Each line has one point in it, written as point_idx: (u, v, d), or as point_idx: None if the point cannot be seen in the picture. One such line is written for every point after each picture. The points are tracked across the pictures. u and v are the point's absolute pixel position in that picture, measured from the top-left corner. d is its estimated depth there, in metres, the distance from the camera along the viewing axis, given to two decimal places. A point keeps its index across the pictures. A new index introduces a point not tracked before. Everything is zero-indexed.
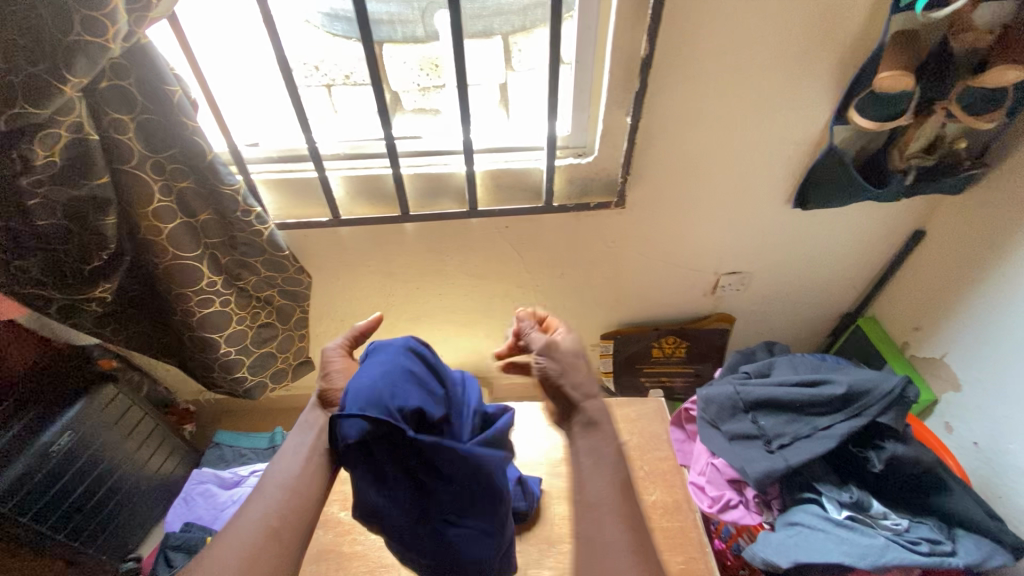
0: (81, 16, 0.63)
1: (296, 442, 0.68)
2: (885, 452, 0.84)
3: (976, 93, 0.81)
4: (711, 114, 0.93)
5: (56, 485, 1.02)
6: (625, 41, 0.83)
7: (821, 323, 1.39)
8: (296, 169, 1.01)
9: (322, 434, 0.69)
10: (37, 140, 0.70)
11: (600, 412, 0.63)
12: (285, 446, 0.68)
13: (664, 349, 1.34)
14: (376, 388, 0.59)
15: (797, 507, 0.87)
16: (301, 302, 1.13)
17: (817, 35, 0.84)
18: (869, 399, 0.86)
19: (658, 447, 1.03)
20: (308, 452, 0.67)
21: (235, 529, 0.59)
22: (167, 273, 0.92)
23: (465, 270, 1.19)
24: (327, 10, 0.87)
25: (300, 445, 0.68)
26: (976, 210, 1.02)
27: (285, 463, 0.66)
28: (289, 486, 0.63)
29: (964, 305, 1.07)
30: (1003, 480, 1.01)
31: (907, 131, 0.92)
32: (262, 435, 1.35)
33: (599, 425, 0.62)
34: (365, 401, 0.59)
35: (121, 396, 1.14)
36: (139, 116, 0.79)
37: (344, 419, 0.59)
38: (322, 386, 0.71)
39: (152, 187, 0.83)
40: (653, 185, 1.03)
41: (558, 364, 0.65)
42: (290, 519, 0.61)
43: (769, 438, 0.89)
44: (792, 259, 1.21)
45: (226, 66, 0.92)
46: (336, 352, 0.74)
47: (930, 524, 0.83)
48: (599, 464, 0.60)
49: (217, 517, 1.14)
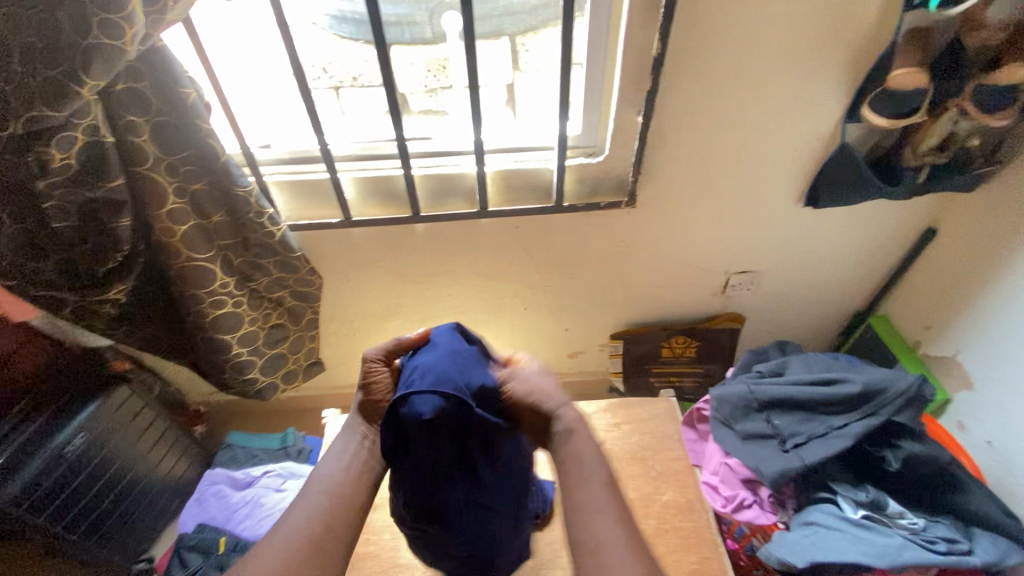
0: (99, 19, 0.64)
1: (340, 447, 0.68)
2: (901, 451, 0.83)
3: (988, 91, 0.81)
4: (722, 113, 0.93)
5: (71, 486, 1.02)
6: (636, 40, 0.83)
7: (831, 322, 1.38)
8: (308, 171, 1.01)
9: (367, 440, 0.69)
10: (53, 143, 0.71)
11: (575, 420, 0.63)
12: (329, 451, 0.68)
13: (673, 349, 1.34)
14: (446, 368, 0.59)
15: (811, 506, 0.87)
16: (311, 303, 1.14)
17: (829, 33, 0.84)
18: (884, 398, 0.85)
19: (670, 447, 1.02)
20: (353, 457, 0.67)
21: (278, 539, 0.58)
22: (180, 275, 0.92)
23: (475, 270, 1.19)
24: (336, 12, 0.87)
25: (344, 452, 0.67)
26: (988, 208, 1.02)
27: (330, 465, 0.66)
28: (330, 497, 0.63)
29: (978, 303, 1.06)
30: (1017, 479, 1.01)
31: (920, 128, 0.91)
32: (274, 435, 1.35)
33: (574, 437, 0.62)
34: (440, 376, 0.58)
35: (133, 398, 1.14)
36: (153, 119, 0.79)
37: (417, 396, 0.57)
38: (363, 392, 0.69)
39: (166, 190, 0.83)
40: (663, 184, 1.03)
41: (521, 391, 0.63)
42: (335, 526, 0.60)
43: (784, 437, 0.89)
44: (802, 258, 1.21)
45: (238, 68, 0.92)
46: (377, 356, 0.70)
47: (947, 523, 0.83)
48: (583, 472, 0.60)
49: (230, 518, 1.15)
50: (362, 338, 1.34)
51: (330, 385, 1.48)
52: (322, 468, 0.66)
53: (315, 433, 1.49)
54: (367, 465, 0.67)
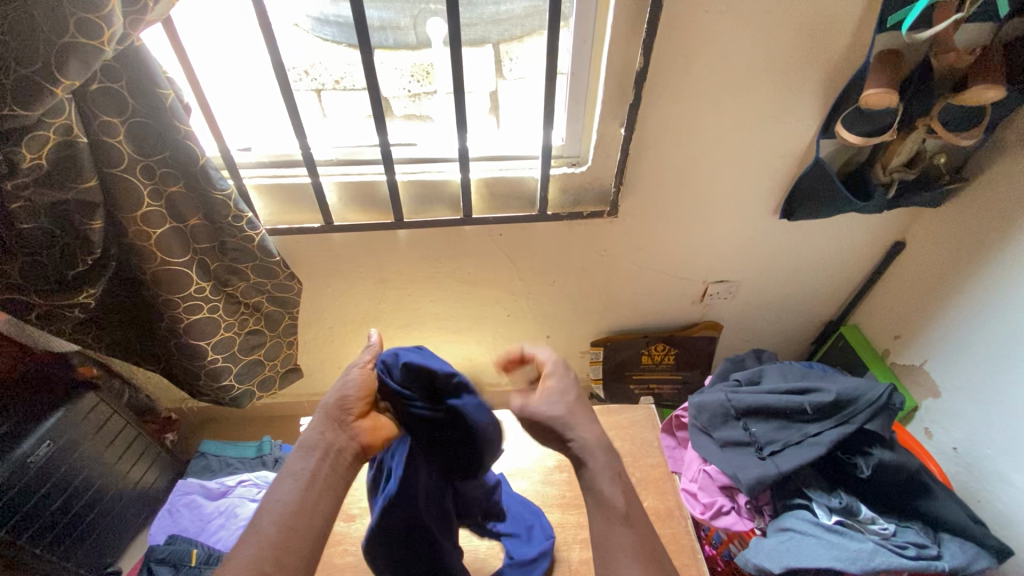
0: (76, 18, 0.61)
1: (295, 468, 0.63)
2: (872, 458, 0.86)
3: (957, 109, 0.84)
4: (703, 128, 0.95)
5: (34, 498, 0.99)
6: (620, 53, 0.84)
7: (805, 331, 1.42)
8: (289, 175, 1.00)
9: (326, 456, 0.64)
10: (23, 143, 0.69)
11: (589, 443, 0.64)
12: (283, 471, 0.63)
13: (652, 356, 1.36)
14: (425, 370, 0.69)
15: (788, 513, 0.88)
16: (291, 309, 1.11)
17: (805, 53, 0.86)
18: (857, 407, 0.87)
19: (649, 454, 1.04)
20: (311, 479, 0.62)
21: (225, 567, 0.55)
22: (154, 279, 0.90)
23: (459, 277, 1.19)
24: (317, 14, 0.86)
25: (301, 471, 0.63)
26: (953, 222, 1.06)
27: (284, 488, 0.61)
28: (286, 520, 0.58)
29: (945, 314, 1.10)
30: (982, 485, 1.05)
31: (890, 146, 0.95)
32: (249, 444, 1.33)
33: (590, 459, 0.63)
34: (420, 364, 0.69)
35: (102, 405, 1.11)
36: (129, 119, 0.77)
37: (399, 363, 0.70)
38: (334, 399, 0.68)
39: (141, 191, 0.82)
40: (645, 195, 1.05)
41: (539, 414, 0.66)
42: (298, 531, 0.58)
43: (760, 445, 0.91)
44: (777, 269, 1.24)
45: (220, 71, 0.91)
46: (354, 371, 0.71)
47: (916, 528, 0.85)
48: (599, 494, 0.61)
49: (204, 530, 1.12)
50: (342, 345, 1.32)
51: (308, 392, 1.45)
52: (271, 497, 0.61)
53: (291, 440, 1.47)
54: (325, 491, 0.62)
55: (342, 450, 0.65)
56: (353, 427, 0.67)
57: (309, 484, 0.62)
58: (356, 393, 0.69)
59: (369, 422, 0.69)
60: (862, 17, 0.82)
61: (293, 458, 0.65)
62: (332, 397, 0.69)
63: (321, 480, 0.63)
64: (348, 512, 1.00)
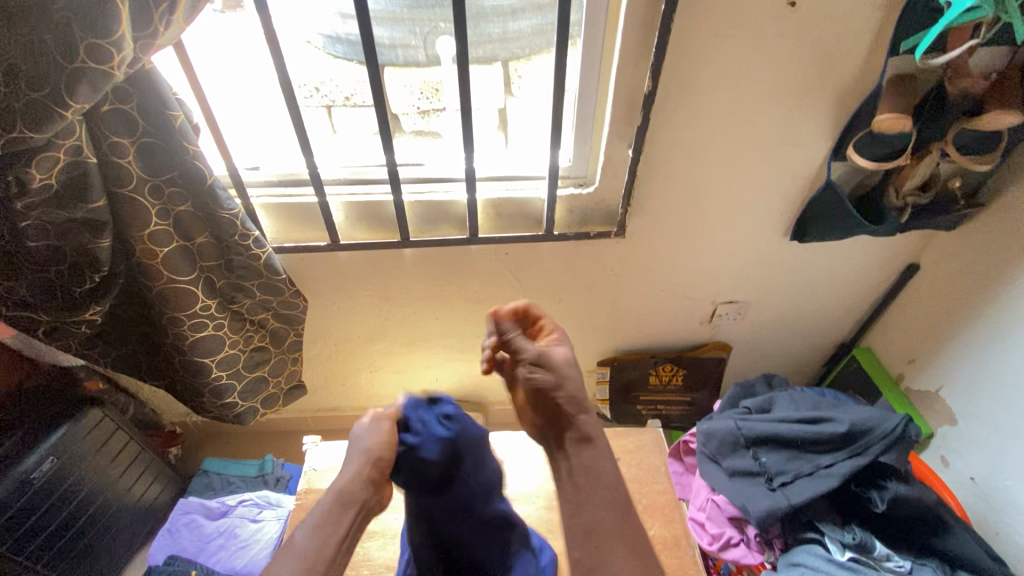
0: (86, 44, 0.61)
1: (328, 518, 0.60)
2: (887, 492, 0.83)
3: (972, 135, 0.83)
4: (711, 151, 0.94)
5: (36, 513, 0.98)
6: (628, 75, 0.84)
7: (817, 353, 1.39)
8: (295, 194, 1.00)
9: (358, 515, 0.62)
10: (33, 164, 0.69)
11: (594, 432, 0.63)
12: (316, 519, 0.60)
13: (660, 377, 1.34)
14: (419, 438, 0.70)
15: (799, 547, 0.85)
16: (295, 326, 1.11)
17: (815, 76, 0.86)
18: (871, 438, 0.85)
19: (656, 480, 1.02)
20: (344, 534, 0.60)
21: None
22: (160, 296, 0.90)
23: (465, 295, 1.18)
24: (330, 32, 0.87)
25: (333, 525, 0.60)
26: (969, 245, 1.04)
27: (314, 535, 0.58)
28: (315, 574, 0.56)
29: (961, 338, 1.07)
30: (1002, 518, 1.01)
31: (903, 170, 0.92)
32: (251, 463, 1.31)
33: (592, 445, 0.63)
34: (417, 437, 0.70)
35: (107, 420, 1.11)
36: (139, 139, 0.78)
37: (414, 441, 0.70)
38: (369, 451, 0.65)
39: (148, 211, 0.82)
40: (653, 216, 1.04)
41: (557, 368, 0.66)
42: None
43: (771, 475, 0.88)
44: (788, 291, 1.22)
45: (230, 89, 0.91)
46: (385, 423, 0.69)
47: (932, 566, 0.82)
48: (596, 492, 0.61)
49: (203, 550, 1.11)
50: (347, 361, 1.31)
51: (311, 408, 1.45)
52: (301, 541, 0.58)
53: (294, 457, 1.46)
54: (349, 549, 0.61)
55: (369, 513, 0.64)
56: (381, 492, 0.66)
57: (342, 538, 0.60)
58: (390, 453, 0.67)
59: (391, 488, 0.69)
60: (874, 38, 0.81)
61: (323, 506, 0.61)
62: (364, 447, 0.66)
63: (351, 536, 0.61)
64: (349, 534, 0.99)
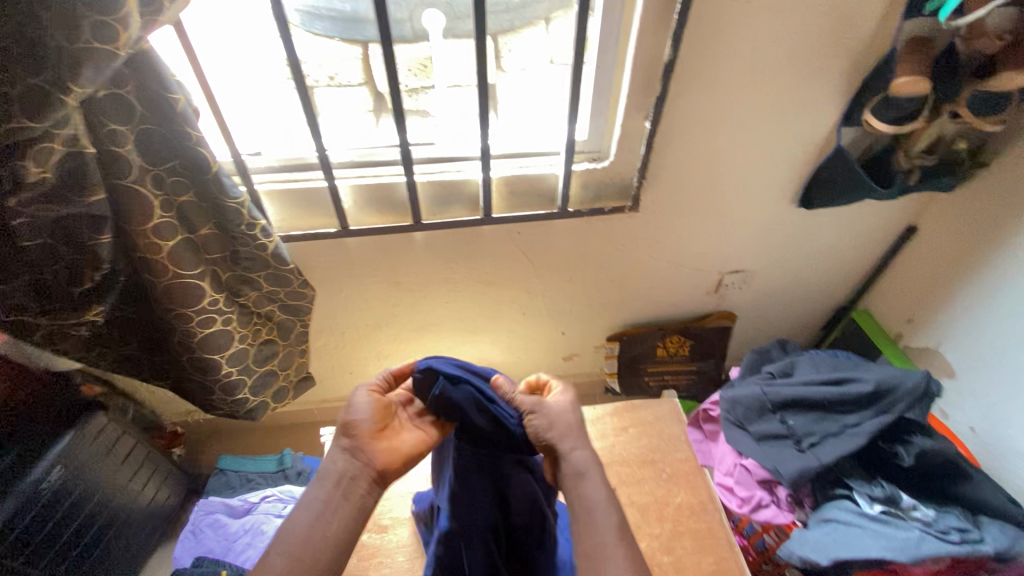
0: (90, 21, 0.58)
1: (311, 496, 0.63)
2: (913, 446, 0.86)
3: (984, 97, 0.84)
4: (726, 120, 0.94)
5: (47, 527, 0.95)
6: (647, 45, 0.82)
7: (816, 317, 1.43)
8: (302, 178, 0.96)
9: (341, 480, 0.63)
10: (27, 155, 0.63)
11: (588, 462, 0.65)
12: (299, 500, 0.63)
13: (668, 348, 1.36)
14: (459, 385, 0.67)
15: (830, 504, 0.90)
16: (302, 316, 1.08)
17: (831, 41, 0.85)
18: (896, 396, 0.88)
19: (677, 448, 1.04)
20: (326, 502, 0.62)
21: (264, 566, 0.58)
22: (167, 293, 0.85)
23: (477, 277, 1.17)
24: (307, 8, 0.81)
25: (313, 501, 0.62)
26: (966, 206, 1.07)
27: (298, 515, 0.61)
28: (296, 550, 0.59)
29: (960, 296, 1.11)
30: (1001, 464, 1.07)
31: (913, 133, 0.95)
32: (269, 458, 1.30)
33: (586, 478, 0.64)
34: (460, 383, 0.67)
35: (112, 425, 1.06)
36: (138, 127, 0.72)
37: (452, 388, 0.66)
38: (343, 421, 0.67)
39: (152, 202, 0.76)
40: (665, 189, 1.04)
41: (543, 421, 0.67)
42: (308, 562, 0.58)
43: (799, 437, 0.91)
44: (791, 258, 1.24)
45: (221, 72, 0.86)
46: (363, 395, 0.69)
47: (955, 513, 0.85)
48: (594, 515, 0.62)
49: (230, 549, 1.09)
50: (354, 350, 1.29)
51: (318, 399, 1.42)
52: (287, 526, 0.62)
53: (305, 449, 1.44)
54: (336, 517, 0.61)
55: (354, 480, 0.64)
56: (367, 451, 0.65)
57: (320, 511, 0.61)
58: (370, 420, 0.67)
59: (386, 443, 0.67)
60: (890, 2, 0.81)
61: (310, 485, 0.65)
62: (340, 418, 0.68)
63: (334, 503, 0.62)
64: (378, 524, 0.98)
